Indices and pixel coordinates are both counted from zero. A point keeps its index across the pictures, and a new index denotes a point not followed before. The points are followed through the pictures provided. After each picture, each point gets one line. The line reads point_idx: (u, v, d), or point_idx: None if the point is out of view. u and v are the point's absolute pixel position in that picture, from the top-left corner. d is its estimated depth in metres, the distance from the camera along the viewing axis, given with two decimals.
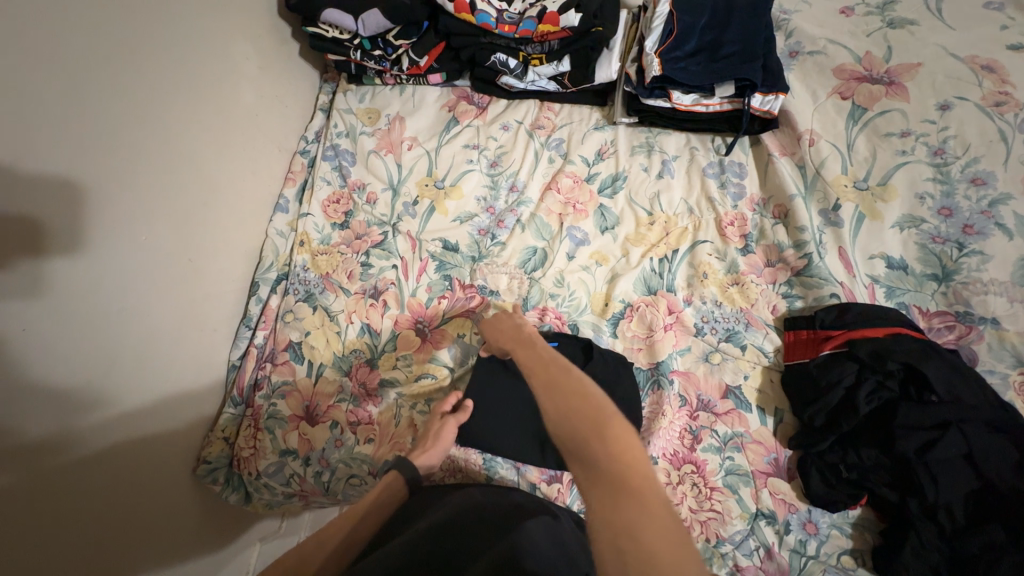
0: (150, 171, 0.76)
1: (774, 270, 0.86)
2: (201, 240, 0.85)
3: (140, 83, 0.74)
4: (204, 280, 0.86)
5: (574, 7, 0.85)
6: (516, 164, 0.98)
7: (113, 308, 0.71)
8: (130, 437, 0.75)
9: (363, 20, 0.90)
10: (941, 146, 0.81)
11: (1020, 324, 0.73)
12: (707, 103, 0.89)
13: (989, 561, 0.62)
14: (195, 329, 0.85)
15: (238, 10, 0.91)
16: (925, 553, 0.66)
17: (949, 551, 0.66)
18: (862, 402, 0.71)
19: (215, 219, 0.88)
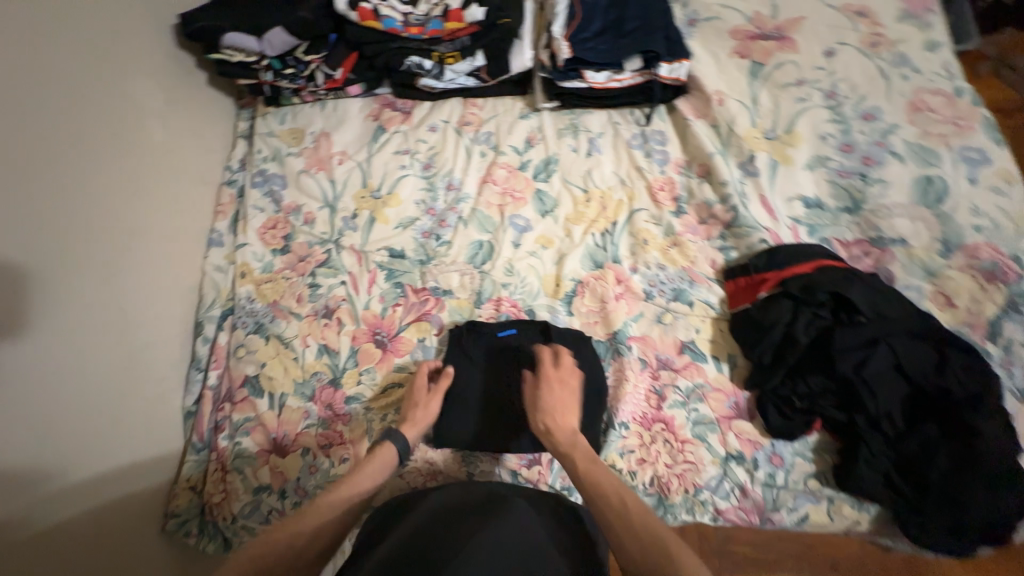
0: (58, 222, 0.71)
1: (708, 227, 0.90)
2: (128, 287, 0.81)
3: (33, 131, 0.69)
4: (138, 328, 0.82)
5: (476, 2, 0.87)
6: (449, 163, 0.98)
7: (40, 372, 0.66)
8: (86, 506, 0.70)
9: (267, 39, 0.88)
10: (832, 90, 0.88)
11: (923, 240, 0.81)
12: (619, 79, 0.92)
13: (928, 456, 0.70)
14: (139, 382, 0.80)
15: (133, 44, 0.86)
16: (876, 461, 0.72)
17: (896, 454, 0.72)
18: (801, 334, 0.76)
19: (143, 264, 0.84)
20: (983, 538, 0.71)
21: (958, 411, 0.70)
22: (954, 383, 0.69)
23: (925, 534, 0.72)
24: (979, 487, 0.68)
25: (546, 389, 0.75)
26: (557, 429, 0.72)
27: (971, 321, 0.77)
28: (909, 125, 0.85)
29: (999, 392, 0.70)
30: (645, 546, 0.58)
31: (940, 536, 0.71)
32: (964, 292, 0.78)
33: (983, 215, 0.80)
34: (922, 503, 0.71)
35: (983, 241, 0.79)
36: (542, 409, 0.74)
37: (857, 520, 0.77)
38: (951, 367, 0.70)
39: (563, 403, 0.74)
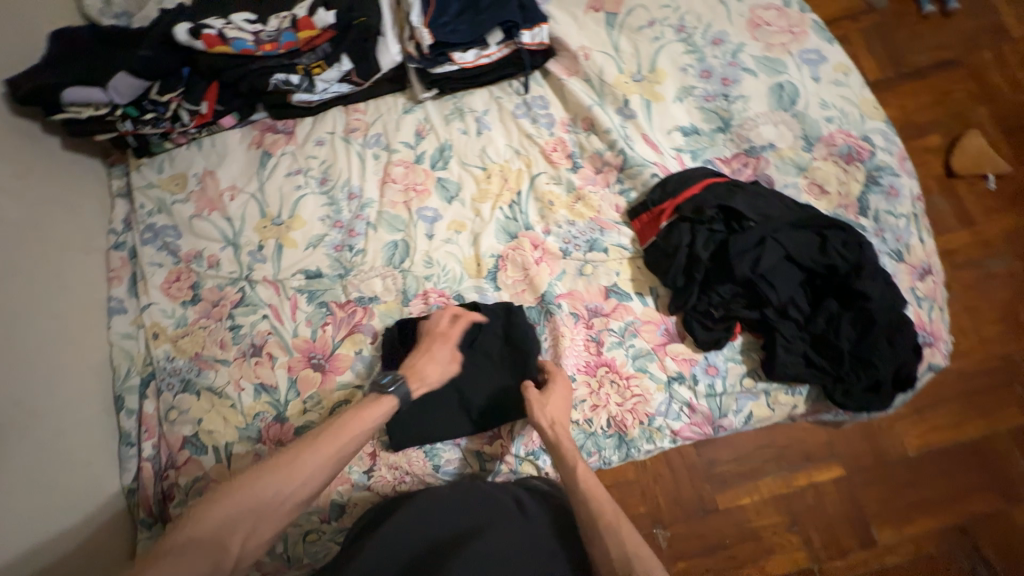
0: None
1: (605, 175, 0.95)
2: (24, 377, 0.74)
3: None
4: (47, 417, 0.75)
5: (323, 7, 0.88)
6: (345, 173, 0.97)
7: None
8: None
9: (112, 87, 0.84)
10: (681, 24, 0.95)
11: (788, 141, 0.88)
12: (487, 54, 0.94)
13: (834, 328, 0.77)
14: (59, 473, 0.74)
15: None
16: (793, 345, 0.79)
17: (808, 335, 0.79)
18: (702, 251, 0.81)
19: (32, 351, 0.77)
20: (895, 386, 0.79)
21: (846, 282, 0.78)
22: (836, 257, 0.77)
23: (850, 398, 0.79)
24: (878, 342, 0.76)
25: (557, 394, 0.79)
26: (560, 426, 0.76)
27: (844, 203, 0.85)
28: (754, 41, 0.92)
29: (874, 256, 0.78)
30: (627, 548, 0.62)
31: (863, 396, 0.79)
32: (832, 178, 0.87)
33: (831, 107, 0.89)
34: (839, 371, 0.78)
35: (836, 129, 0.87)
36: (551, 417, 0.77)
37: (794, 403, 0.84)
38: (830, 245, 0.78)
39: (561, 399, 0.79)
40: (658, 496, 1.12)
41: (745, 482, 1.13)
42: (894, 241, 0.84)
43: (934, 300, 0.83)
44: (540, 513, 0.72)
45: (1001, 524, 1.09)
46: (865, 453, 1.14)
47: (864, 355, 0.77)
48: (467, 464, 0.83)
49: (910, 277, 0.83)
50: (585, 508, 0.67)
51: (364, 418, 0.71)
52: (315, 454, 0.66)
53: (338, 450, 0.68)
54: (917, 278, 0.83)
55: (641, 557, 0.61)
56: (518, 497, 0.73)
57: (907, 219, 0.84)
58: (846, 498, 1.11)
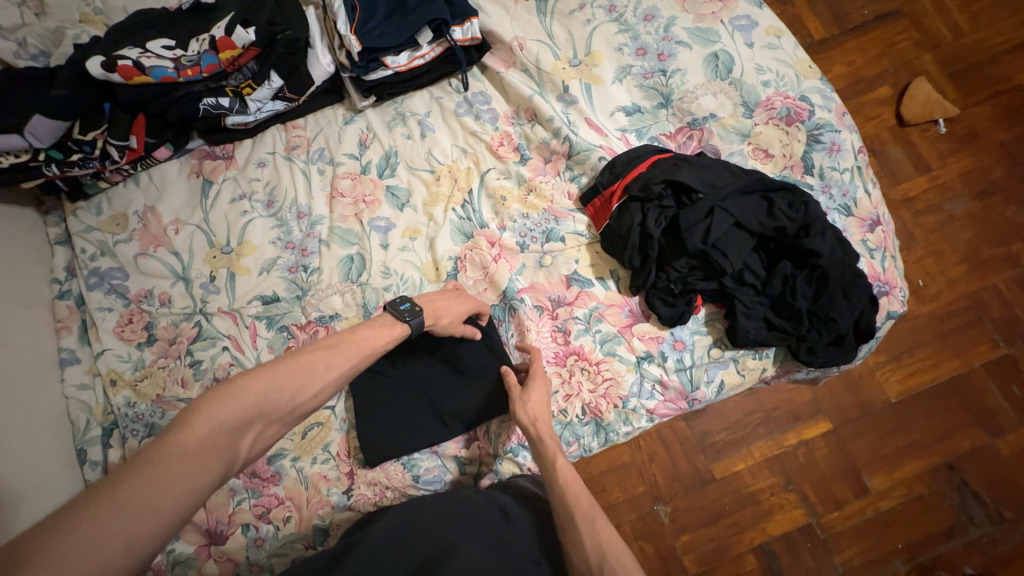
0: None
1: (554, 164, 0.94)
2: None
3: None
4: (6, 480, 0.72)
5: (239, 24, 0.86)
6: (291, 192, 0.95)
7: None
8: None
9: (30, 132, 0.81)
10: (612, 4, 0.94)
11: (728, 109, 0.89)
12: (421, 55, 0.93)
13: (791, 288, 0.78)
14: None
15: None
16: (753, 310, 0.79)
17: (767, 298, 0.80)
18: (654, 228, 0.81)
19: None
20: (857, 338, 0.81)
21: (796, 242, 0.78)
22: (784, 219, 0.78)
23: (815, 355, 0.80)
24: (835, 297, 0.77)
25: (535, 392, 0.76)
26: (543, 424, 0.73)
27: (789, 164, 0.86)
28: (684, 13, 0.92)
29: (820, 214, 0.79)
30: (600, 538, 0.61)
31: (826, 351, 0.80)
32: (775, 141, 0.87)
33: (767, 71, 0.89)
34: (800, 330, 0.79)
35: (773, 93, 0.88)
36: (533, 415, 0.73)
37: (764, 367, 0.85)
38: (777, 208, 0.79)
39: (542, 400, 0.76)
40: (654, 474, 1.13)
41: (738, 448, 1.14)
42: (841, 196, 0.85)
43: (885, 249, 0.84)
44: (523, 522, 0.71)
45: (986, 456, 1.12)
46: (850, 405, 1.16)
47: (822, 311, 0.78)
48: (447, 471, 0.83)
49: (860, 230, 0.84)
50: (563, 501, 0.66)
51: (372, 336, 0.69)
52: (320, 362, 0.62)
53: (351, 358, 0.66)
54: (866, 230, 0.84)
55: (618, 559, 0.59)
56: (503, 507, 0.73)
57: (851, 173, 0.85)
58: (833, 452, 1.13)
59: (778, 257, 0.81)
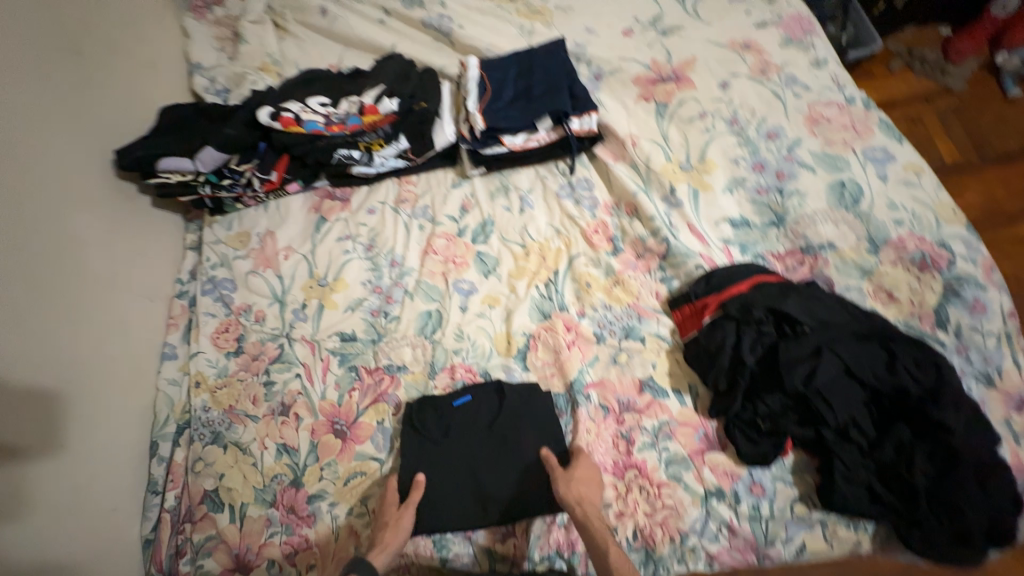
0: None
1: (645, 260, 0.92)
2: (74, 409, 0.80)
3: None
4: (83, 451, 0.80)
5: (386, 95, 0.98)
6: (391, 241, 1.01)
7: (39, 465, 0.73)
8: None
9: (199, 158, 0.94)
10: (734, 117, 0.93)
11: (850, 241, 0.82)
12: (537, 138, 0.97)
13: (906, 460, 0.67)
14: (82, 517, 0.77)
15: (85, 190, 0.91)
16: (854, 474, 0.69)
17: (874, 464, 0.69)
18: (748, 355, 0.75)
19: (87, 396, 0.83)
20: (990, 540, 0.66)
21: (921, 408, 0.68)
22: (907, 378, 0.69)
23: (930, 550, 0.66)
24: (966, 484, 0.64)
25: (584, 470, 0.74)
26: (590, 505, 0.71)
27: (917, 312, 0.77)
28: (812, 136, 0.89)
29: (955, 381, 0.68)
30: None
31: (947, 547, 0.66)
32: (903, 284, 0.79)
33: (901, 208, 0.82)
34: (914, 514, 0.66)
35: (906, 233, 0.80)
36: (579, 494, 0.71)
37: (859, 541, 0.72)
38: (901, 364, 0.70)
39: (593, 482, 0.73)
40: None
41: None
42: (977, 361, 0.73)
43: None
44: None
45: None
46: None
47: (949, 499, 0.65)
48: (476, 562, 0.77)
49: (1004, 407, 0.71)
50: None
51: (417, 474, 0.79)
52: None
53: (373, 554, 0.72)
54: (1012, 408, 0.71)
55: None
56: None
57: (997, 338, 0.74)
58: None
59: (897, 418, 0.70)
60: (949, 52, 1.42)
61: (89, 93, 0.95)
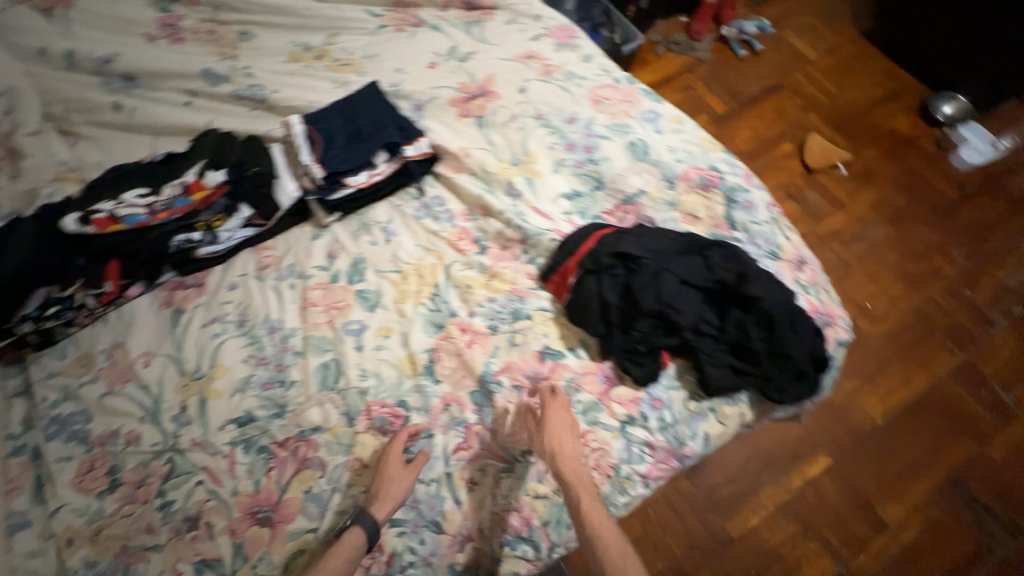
0: None
1: (508, 250, 1.02)
2: None
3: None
4: None
5: (212, 170, 0.97)
6: (262, 309, 0.98)
7: None
8: None
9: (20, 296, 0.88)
10: (538, 112, 1.09)
11: (653, 184, 1.01)
12: (377, 172, 1.05)
13: (745, 332, 0.84)
14: None
15: None
16: (717, 360, 0.84)
17: (727, 345, 0.85)
18: (610, 295, 0.88)
19: None
20: (817, 371, 0.87)
21: (736, 288, 0.85)
22: (722, 272, 0.86)
23: (786, 393, 0.85)
24: (786, 335, 0.83)
25: (555, 422, 0.80)
26: (564, 454, 0.77)
27: (716, 223, 0.98)
28: (600, 113, 1.08)
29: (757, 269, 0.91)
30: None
31: (794, 387, 0.85)
32: (700, 205, 1.00)
33: (678, 149, 1.04)
34: (763, 371, 0.84)
35: (687, 165, 1.02)
36: (557, 448, 0.78)
37: (742, 412, 0.89)
38: (713, 261, 0.87)
39: (564, 426, 0.80)
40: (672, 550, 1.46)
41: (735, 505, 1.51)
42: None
43: (817, 285, 0.94)
44: None
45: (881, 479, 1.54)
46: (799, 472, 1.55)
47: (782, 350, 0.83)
48: None
49: (791, 271, 0.94)
50: (595, 554, 0.71)
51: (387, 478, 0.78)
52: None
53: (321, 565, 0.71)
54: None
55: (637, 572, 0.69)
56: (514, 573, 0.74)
57: (769, 223, 0.97)
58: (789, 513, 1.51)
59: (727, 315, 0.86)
60: (693, 33, 2.29)
61: None
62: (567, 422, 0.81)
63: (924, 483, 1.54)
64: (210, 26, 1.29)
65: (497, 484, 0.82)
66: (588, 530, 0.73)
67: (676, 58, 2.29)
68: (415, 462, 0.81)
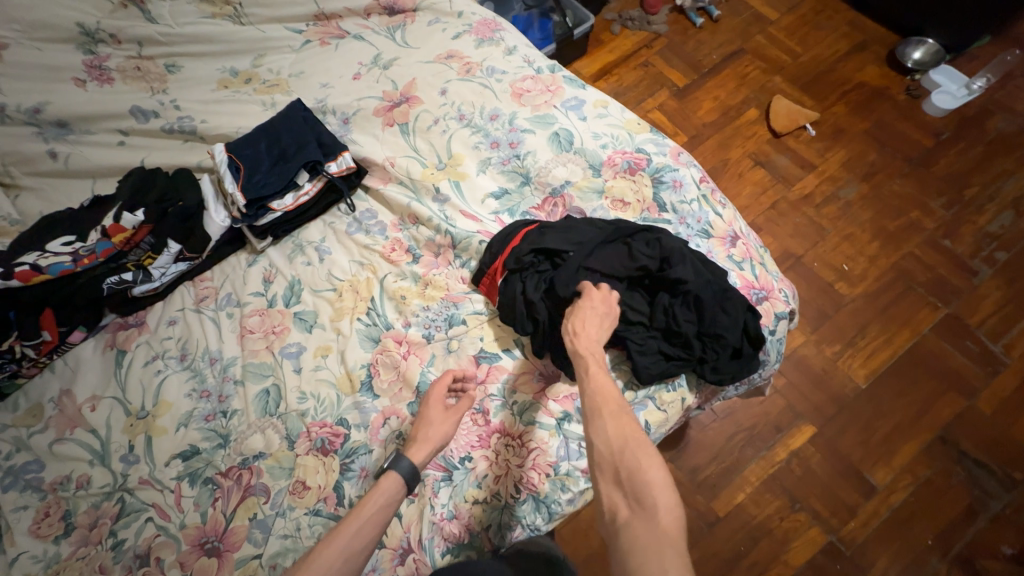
0: None
1: (441, 256, 1.01)
2: None
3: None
4: None
5: (129, 210, 0.98)
6: (202, 341, 0.99)
7: None
8: None
9: None
10: (460, 113, 1.08)
11: (579, 174, 0.99)
12: (304, 193, 1.05)
13: (672, 317, 0.82)
14: None
15: None
16: (647, 347, 0.83)
17: (657, 331, 0.84)
18: (536, 293, 0.87)
19: None
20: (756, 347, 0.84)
21: (658, 274, 0.84)
22: (644, 258, 0.84)
23: (721, 372, 0.83)
24: (716, 313, 0.81)
25: (584, 304, 0.81)
26: (582, 331, 0.78)
27: (645, 207, 0.96)
28: (522, 107, 1.06)
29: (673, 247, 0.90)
30: (626, 433, 0.66)
31: (730, 366, 0.83)
32: (628, 190, 0.97)
33: (602, 135, 1.01)
34: (696, 353, 0.82)
35: (612, 151, 1.00)
36: (574, 326, 0.79)
37: (682, 396, 0.87)
38: (635, 248, 0.86)
39: (595, 316, 0.80)
40: None
41: (731, 478, 1.48)
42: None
43: (752, 259, 0.92)
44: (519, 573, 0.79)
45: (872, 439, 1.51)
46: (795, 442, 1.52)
47: (714, 329, 0.81)
48: None
49: (723, 248, 0.92)
50: (592, 399, 0.70)
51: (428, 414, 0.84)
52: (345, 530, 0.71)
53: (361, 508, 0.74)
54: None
55: (640, 445, 0.65)
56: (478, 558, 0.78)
57: (697, 201, 0.95)
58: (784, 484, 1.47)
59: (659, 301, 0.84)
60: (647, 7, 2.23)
61: None
62: (592, 309, 0.81)
63: (915, 443, 1.49)
64: (135, 62, 1.27)
65: (436, 493, 0.82)
66: (589, 405, 0.70)
67: (632, 35, 2.23)
68: (457, 405, 0.85)
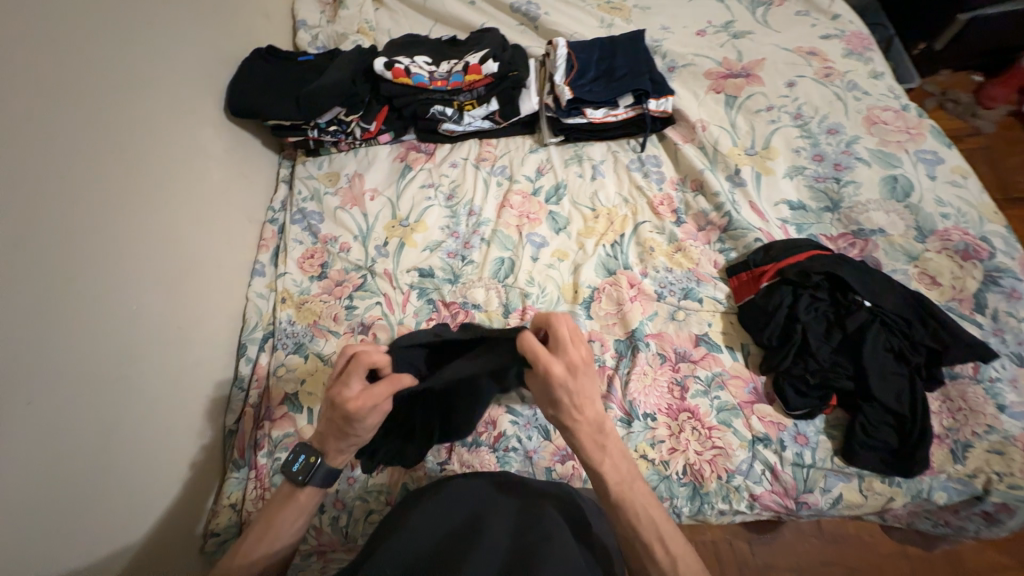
0: (146, 273, 0.81)
1: (706, 233, 1.00)
2: (197, 221, 0.94)
3: (125, 198, 0.79)
4: (197, 276, 0.92)
5: (491, 58, 1.08)
6: (470, 192, 1.10)
7: (165, 232, 0.86)
8: (91, 313, 0.71)
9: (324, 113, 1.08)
10: (798, 112, 1.04)
11: (900, 229, 0.91)
12: (615, 114, 1.09)
13: (921, 417, 0.76)
14: (184, 380, 0.85)
15: (211, 113, 1.02)
16: (879, 432, 0.78)
17: (896, 421, 0.78)
18: (803, 313, 0.84)
19: (201, 290, 0.92)
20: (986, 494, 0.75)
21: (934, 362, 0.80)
22: (915, 350, 0.80)
23: (919, 492, 0.77)
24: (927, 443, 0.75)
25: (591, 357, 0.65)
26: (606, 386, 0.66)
27: (957, 296, 0.85)
28: (869, 135, 0.99)
29: (943, 379, 0.80)
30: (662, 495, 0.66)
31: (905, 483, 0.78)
32: (946, 271, 0.87)
33: (948, 205, 0.91)
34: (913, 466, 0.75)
35: (952, 226, 0.89)
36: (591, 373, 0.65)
37: (892, 497, 0.78)
38: (917, 333, 0.80)
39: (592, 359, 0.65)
40: None
41: None
42: (968, 370, 0.81)
43: None
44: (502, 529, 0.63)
45: None
46: None
47: (909, 464, 0.76)
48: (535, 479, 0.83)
49: None
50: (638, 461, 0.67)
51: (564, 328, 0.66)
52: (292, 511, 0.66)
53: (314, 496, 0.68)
54: (950, 413, 0.80)
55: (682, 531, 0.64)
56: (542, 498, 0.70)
57: None
58: None
59: (882, 415, 0.78)
60: (982, 98, 1.73)
61: (218, 28, 1.07)
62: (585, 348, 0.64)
63: None
64: None
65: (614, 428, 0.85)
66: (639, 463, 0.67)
67: (945, 118, 1.75)
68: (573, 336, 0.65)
